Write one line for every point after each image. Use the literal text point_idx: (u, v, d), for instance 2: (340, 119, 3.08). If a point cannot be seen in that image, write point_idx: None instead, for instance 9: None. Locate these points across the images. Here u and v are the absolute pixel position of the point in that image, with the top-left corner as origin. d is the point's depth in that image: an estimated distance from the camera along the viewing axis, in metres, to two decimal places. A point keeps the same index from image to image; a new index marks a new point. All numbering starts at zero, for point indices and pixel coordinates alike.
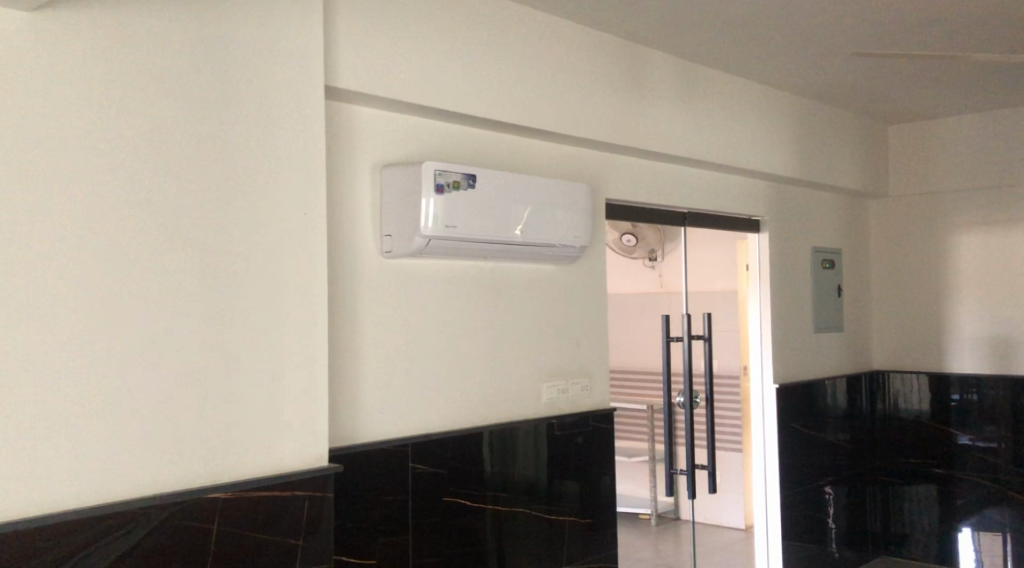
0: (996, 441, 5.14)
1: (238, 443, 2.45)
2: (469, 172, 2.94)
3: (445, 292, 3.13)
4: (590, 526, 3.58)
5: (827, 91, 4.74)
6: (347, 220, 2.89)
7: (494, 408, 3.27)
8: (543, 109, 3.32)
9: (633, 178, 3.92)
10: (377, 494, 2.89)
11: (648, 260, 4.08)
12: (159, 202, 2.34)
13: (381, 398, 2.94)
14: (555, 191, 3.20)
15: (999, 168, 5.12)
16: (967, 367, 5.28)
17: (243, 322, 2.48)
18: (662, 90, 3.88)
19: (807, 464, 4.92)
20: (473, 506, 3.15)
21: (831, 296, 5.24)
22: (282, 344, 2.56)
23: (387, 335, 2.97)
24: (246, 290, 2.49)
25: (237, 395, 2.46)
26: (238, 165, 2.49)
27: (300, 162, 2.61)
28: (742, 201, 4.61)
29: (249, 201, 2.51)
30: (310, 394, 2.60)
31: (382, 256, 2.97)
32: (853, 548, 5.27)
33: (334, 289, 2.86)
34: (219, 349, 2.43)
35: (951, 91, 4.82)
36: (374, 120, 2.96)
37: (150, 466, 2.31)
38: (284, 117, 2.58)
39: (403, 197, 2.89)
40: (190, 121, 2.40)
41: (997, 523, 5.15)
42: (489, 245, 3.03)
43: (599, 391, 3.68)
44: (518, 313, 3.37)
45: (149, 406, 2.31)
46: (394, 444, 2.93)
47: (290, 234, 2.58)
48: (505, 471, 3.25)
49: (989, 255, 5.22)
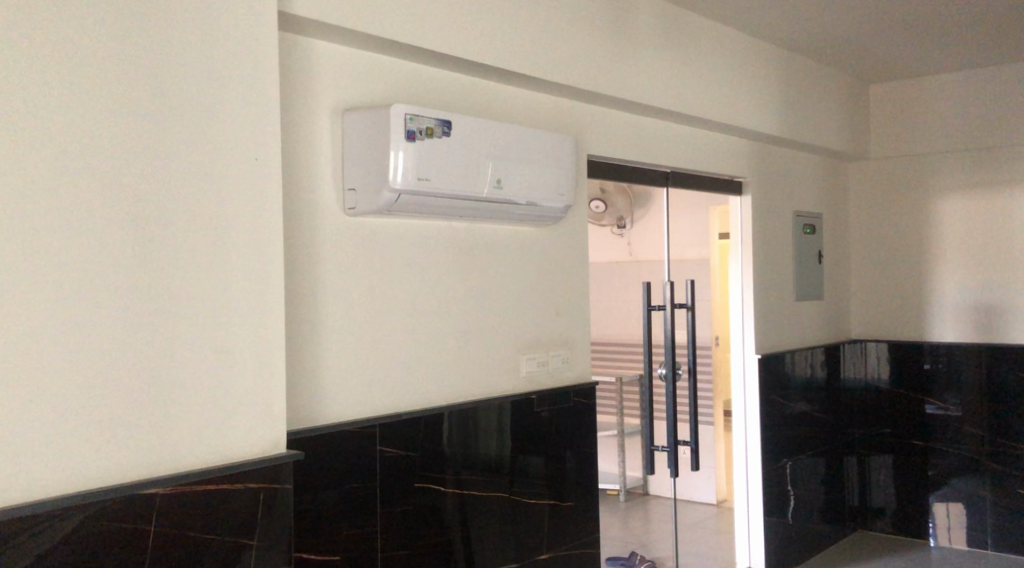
0: (975, 411, 4.96)
1: (182, 428, 2.11)
2: (443, 118, 2.61)
3: (416, 254, 2.81)
4: (569, 510, 3.31)
5: (814, 43, 4.47)
6: (306, 172, 2.55)
7: (469, 383, 2.97)
8: (524, 51, 3.00)
9: (615, 132, 3.62)
10: (339, 482, 2.56)
11: (617, 228, 3.74)
12: (87, 148, 1.99)
13: (343, 371, 2.62)
14: (537, 144, 2.89)
15: (987, 128, 4.90)
16: (949, 336, 5.09)
17: (186, 289, 2.13)
18: (648, 37, 3.57)
19: (786, 438, 4.70)
20: (440, 491, 2.84)
21: (811, 261, 5.01)
22: (235, 313, 2.22)
23: (350, 303, 2.64)
24: (195, 249, 2.15)
25: (186, 369, 2.13)
26: (184, 105, 2.14)
27: (255, 104, 2.27)
28: (725, 159, 4.34)
29: (196, 146, 2.16)
30: (265, 370, 2.27)
31: (345, 215, 2.64)
32: (831, 523, 5.08)
33: (288, 249, 2.52)
34: (163, 316, 2.09)
35: (940, 47, 4.58)
36: (335, 57, 2.62)
37: (83, 456, 1.97)
38: (233, 50, 2.23)
39: (367, 146, 2.56)
40: (123, 52, 2.04)
41: (975, 496, 4.98)
42: (462, 203, 2.71)
43: (580, 363, 3.40)
44: (495, 278, 3.06)
45: (81, 386, 1.97)
46: (357, 425, 2.61)
47: (242, 186, 2.24)
48: (478, 452, 2.96)
49: (973, 220, 5.01)
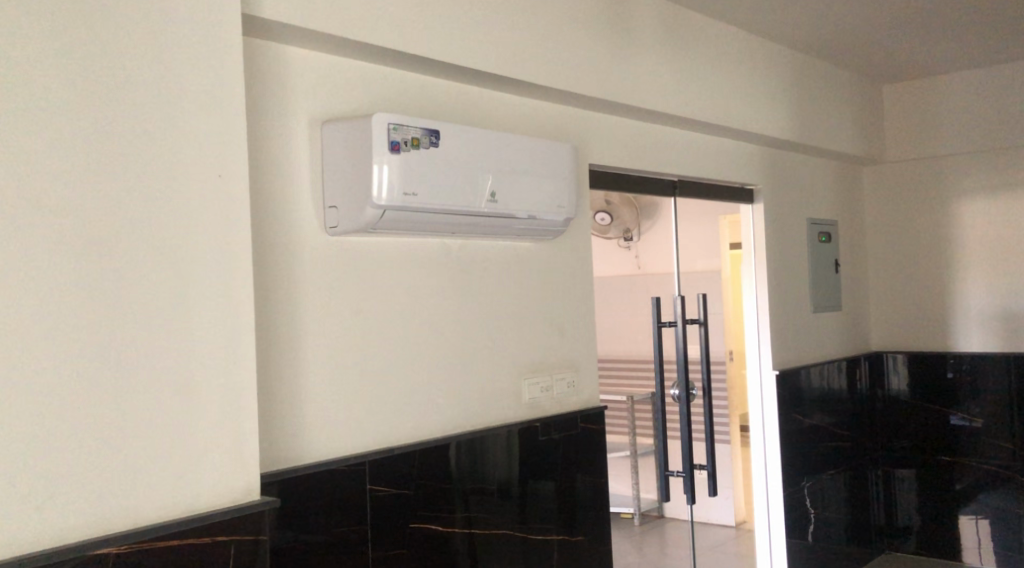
0: (1006, 423, 4.72)
1: (143, 478, 1.92)
2: (430, 127, 2.42)
3: (406, 274, 2.62)
4: (580, 544, 3.09)
5: (825, 42, 4.27)
6: (282, 190, 2.37)
7: (468, 413, 2.76)
8: (516, 54, 2.80)
9: (617, 140, 3.43)
10: (327, 526, 2.37)
11: (623, 241, 3.53)
12: (30, 173, 1.81)
13: (327, 402, 2.42)
14: (534, 154, 2.70)
15: (1007, 127, 4.69)
16: (975, 346, 4.86)
17: (145, 322, 1.94)
18: (649, 38, 3.38)
19: (806, 456, 4.48)
20: (441, 531, 2.63)
21: (828, 270, 4.79)
22: (202, 345, 2.03)
23: (334, 330, 2.45)
24: (155, 277, 1.96)
25: (148, 411, 1.94)
26: (140, 122, 1.96)
27: (219, 118, 2.08)
28: (734, 166, 4.14)
29: (154, 166, 1.97)
30: (237, 408, 2.08)
31: (327, 234, 2.45)
32: (856, 544, 4.84)
33: (264, 272, 2.33)
34: (121, 354, 1.91)
35: (954, 43, 4.37)
36: (313, 65, 2.43)
37: (31, 512, 1.78)
38: (193, 62, 2.05)
39: (348, 160, 2.37)
40: (68, 67, 1.87)
41: (1008, 513, 4.73)
42: (454, 219, 2.52)
43: (587, 386, 3.19)
44: (493, 298, 2.86)
45: (28, 436, 1.79)
46: (345, 463, 2.41)
47: (207, 207, 2.05)
48: (479, 486, 2.75)
49: (996, 223, 4.80)
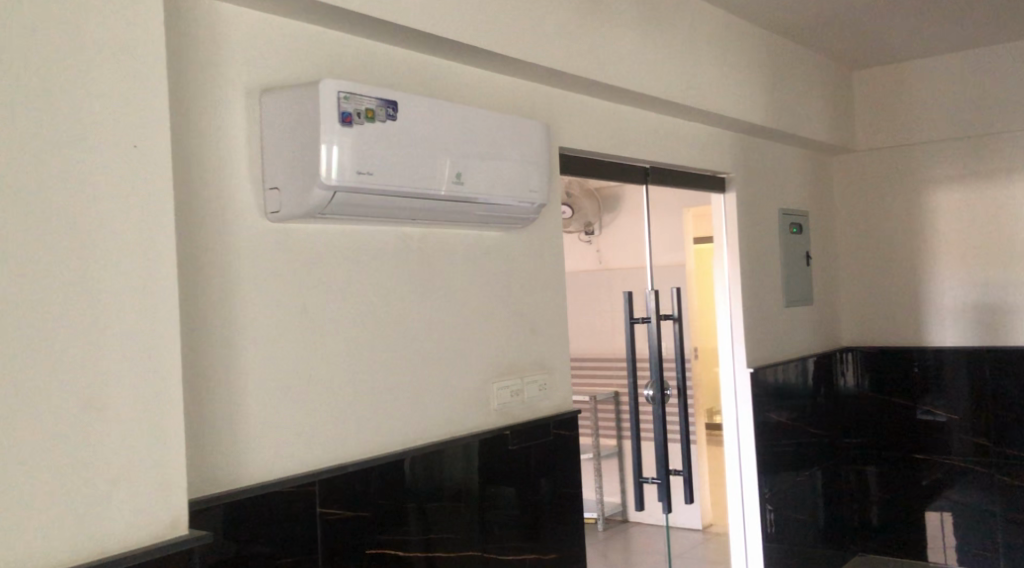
0: (981, 419, 4.54)
1: (43, 508, 1.63)
2: (388, 98, 2.14)
3: (360, 266, 2.33)
4: (551, 561, 2.82)
5: (798, 24, 4.06)
6: (217, 169, 2.07)
7: (431, 422, 2.48)
8: (478, 25, 2.53)
9: (588, 122, 3.17)
10: (270, 557, 2.07)
11: (585, 234, 3.25)
12: None
13: (271, 414, 2.13)
14: (504, 133, 2.43)
15: (980, 115, 4.53)
16: (949, 339, 4.69)
17: (45, 323, 1.64)
18: (618, 13, 3.13)
19: (779, 457, 4.27)
20: (399, 555, 2.35)
21: (800, 262, 4.60)
22: (117, 350, 1.73)
23: (276, 331, 2.15)
24: (59, 270, 1.67)
25: (48, 426, 1.64)
26: (41, 88, 1.66)
27: (136, 87, 1.78)
28: (706, 152, 3.91)
29: (57, 140, 1.67)
30: (157, 425, 1.78)
31: (268, 219, 2.15)
32: (831, 547, 4.63)
33: (196, 265, 2.03)
34: (15, 361, 1.61)
35: (928, 29, 4.20)
36: (252, 28, 2.14)
37: None
38: (105, 16, 1.75)
39: (293, 136, 2.08)
40: None
41: (984, 511, 4.54)
42: (415, 203, 2.24)
43: (560, 389, 2.92)
44: (456, 293, 2.58)
45: None
46: (292, 484, 2.12)
47: (122, 189, 1.75)
48: (440, 504, 2.47)
49: (969, 213, 4.63)
